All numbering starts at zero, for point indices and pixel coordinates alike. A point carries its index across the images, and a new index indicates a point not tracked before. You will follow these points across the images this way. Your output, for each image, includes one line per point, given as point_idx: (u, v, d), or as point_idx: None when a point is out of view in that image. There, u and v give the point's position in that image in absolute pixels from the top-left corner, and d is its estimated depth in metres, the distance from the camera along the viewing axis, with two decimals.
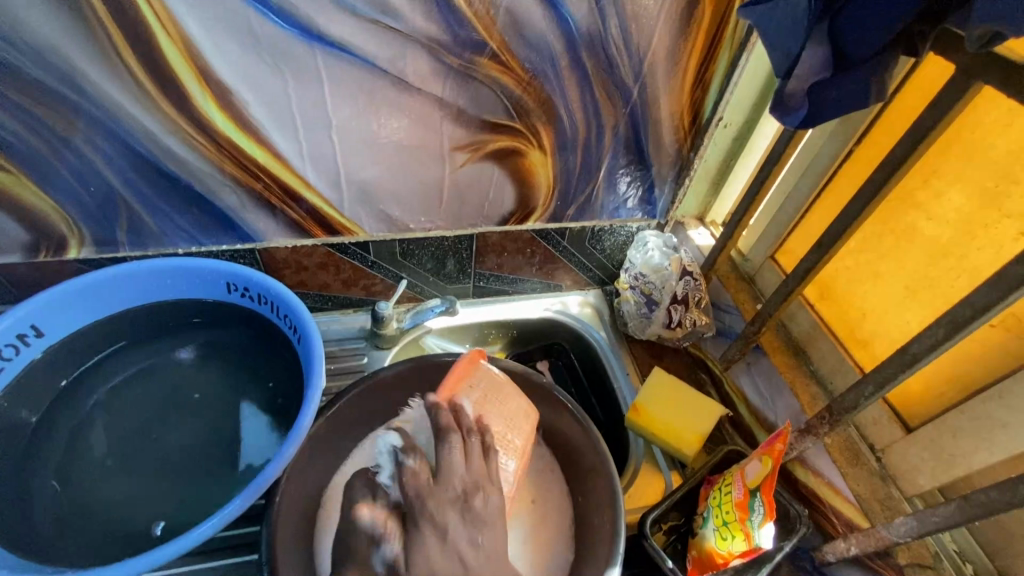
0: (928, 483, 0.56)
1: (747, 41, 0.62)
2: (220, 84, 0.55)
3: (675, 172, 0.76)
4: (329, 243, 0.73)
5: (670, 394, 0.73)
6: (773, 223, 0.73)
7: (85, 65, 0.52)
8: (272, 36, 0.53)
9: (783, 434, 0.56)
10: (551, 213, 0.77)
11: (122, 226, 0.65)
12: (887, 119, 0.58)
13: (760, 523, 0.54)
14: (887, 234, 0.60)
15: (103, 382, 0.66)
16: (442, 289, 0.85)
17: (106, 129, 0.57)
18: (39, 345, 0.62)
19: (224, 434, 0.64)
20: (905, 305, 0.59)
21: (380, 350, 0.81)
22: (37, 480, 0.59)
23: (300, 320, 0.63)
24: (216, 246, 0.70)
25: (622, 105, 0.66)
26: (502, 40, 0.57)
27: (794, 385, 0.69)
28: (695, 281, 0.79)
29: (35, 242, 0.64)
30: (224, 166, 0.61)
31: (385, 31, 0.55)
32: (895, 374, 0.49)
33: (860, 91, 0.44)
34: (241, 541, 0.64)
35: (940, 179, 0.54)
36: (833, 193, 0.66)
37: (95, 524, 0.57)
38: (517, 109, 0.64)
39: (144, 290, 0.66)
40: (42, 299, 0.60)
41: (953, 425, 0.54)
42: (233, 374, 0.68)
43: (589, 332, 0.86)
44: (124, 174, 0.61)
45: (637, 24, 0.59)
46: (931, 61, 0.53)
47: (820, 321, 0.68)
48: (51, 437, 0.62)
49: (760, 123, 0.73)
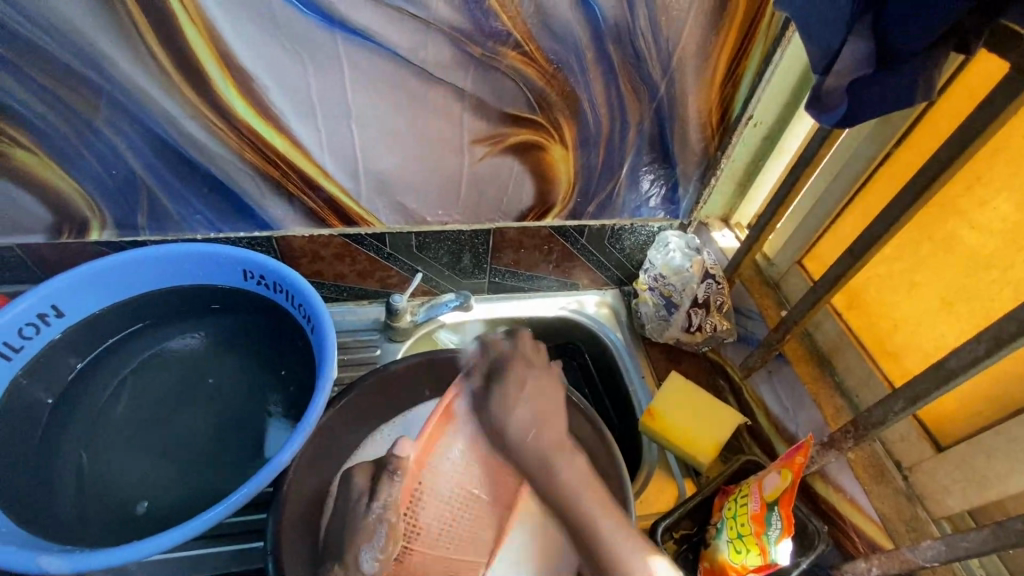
0: (958, 505, 0.54)
1: (783, 35, 0.59)
2: (241, 70, 0.55)
3: (700, 172, 0.74)
4: (345, 234, 0.73)
5: (686, 399, 0.71)
6: (800, 227, 0.70)
7: (109, 48, 0.52)
8: (294, 22, 0.52)
9: (804, 446, 0.53)
10: (571, 210, 0.75)
11: (143, 210, 0.66)
12: (929, 120, 0.55)
13: (777, 539, 0.52)
14: (925, 242, 0.57)
15: (118, 365, 0.66)
16: (457, 283, 0.84)
17: (128, 114, 0.57)
18: (58, 325, 0.63)
19: (234, 421, 0.64)
20: (941, 318, 0.56)
21: (393, 343, 0.81)
22: (52, 459, 0.60)
23: (315, 310, 0.63)
24: (235, 233, 0.70)
25: (648, 100, 0.64)
26: (527, 31, 0.56)
27: (818, 396, 0.66)
28: (717, 284, 0.76)
29: (58, 223, 0.65)
30: (244, 154, 0.61)
31: (407, 19, 0.53)
32: (929, 391, 0.46)
33: (905, 90, 0.42)
34: (249, 528, 0.64)
35: (985, 186, 0.51)
36: (867, 198, 0.63)
37: (105, 506, 0.58)
38: (540, 102, 0.62)
39: (161, 275, 0.66)
40: (61, 279, 0.61)
41: (989, 446, 0.51)
42: (247, 361, 0.68)
43: (605, 333, 0.84)
44: (145, 159, 0.61)
45: (667, 17, 0.57)
46: (982, 59, 0.49)
47: (847, 330, 0.66)
48: (67, 416, 0.63)
49: (792, 122, 0.70)
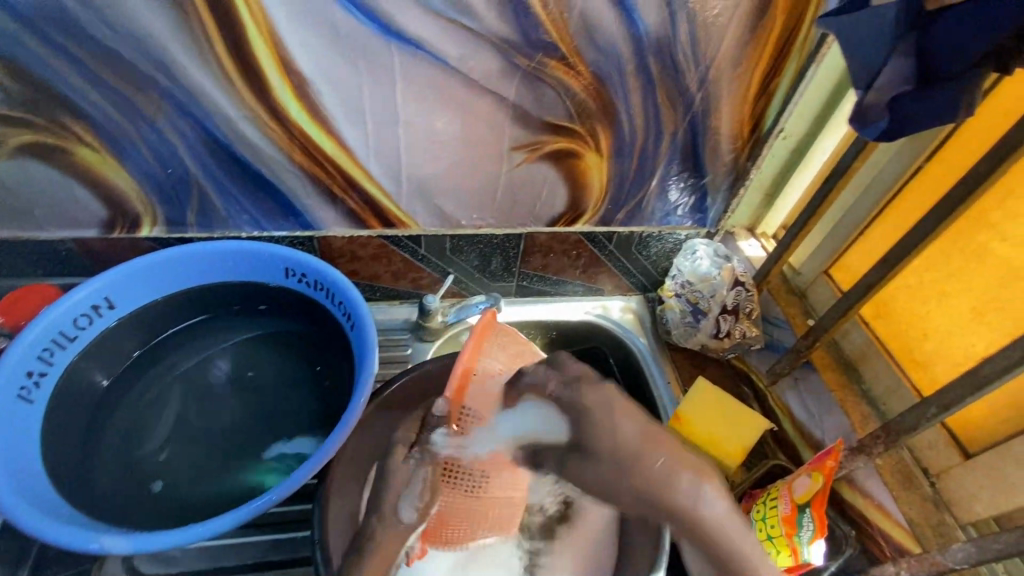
0: (985, 511, 0.54)
1: (819, 50, 0.62)
2: (298, 74, 0.57)
3: (729, 182, 0.76)
4: (384, 235, 0.75)
5: (713, 404, 0.72)
6: (829, 237, 0.72)
7: (176, 52, 0.55)
8: (351, 30, 0.54)
9: (835, 450, 0.55)
10: (601, 217, 0.77)
11: (193, 208, 0.68)
12: (961, 137, 0.57)
13: (809, 539, 0.53)
14: (956, 254, 0.59)
15: (163, 359, 0.69)
16: (486, 286, 0.86)
17: (188, 116, 0.60)
18: (111, 315, 0.65)
19: (272, 414, 0.67)
20: (971, 328, 0.58)
21: (423, 343, 0.83)
22: (104, 447, 0.62)
23: (355, 308, 0.65)
24: (278, 232, 0.73)
25: (683, 112, 0.66)
26: (572, 43, 0.58)
27: (844, 402, 0.68)
28: (747, 292, 0.78)
29: (112, 218, 0.68)
30: (294, 155, 0.64)
31: (459, 29, 0.56)
32: (962, 398, 0.48)
33: (946, 106, 0.43)
34: (288, 517, 0.66)
35: (1017, 200, 0.53)
36: (896, 210, 0.65)
37: (154, 490, 0.60)
38: (579, 112, 0.64)
39: (207, 271, 0.69)
40: (116, 272, 0.64)
41: (1018, 454, 0.52)
42: (286, 357, 0.70)
43: (630, 339, 0.86)
44: (200, 158, 0.64)
45: (706, 32, 0.59)
46: (1020, 78, 0.51)
47: (875, 339, 0.67)
48: (114, 405, 0.65)
49: (823, 133, 0.71)
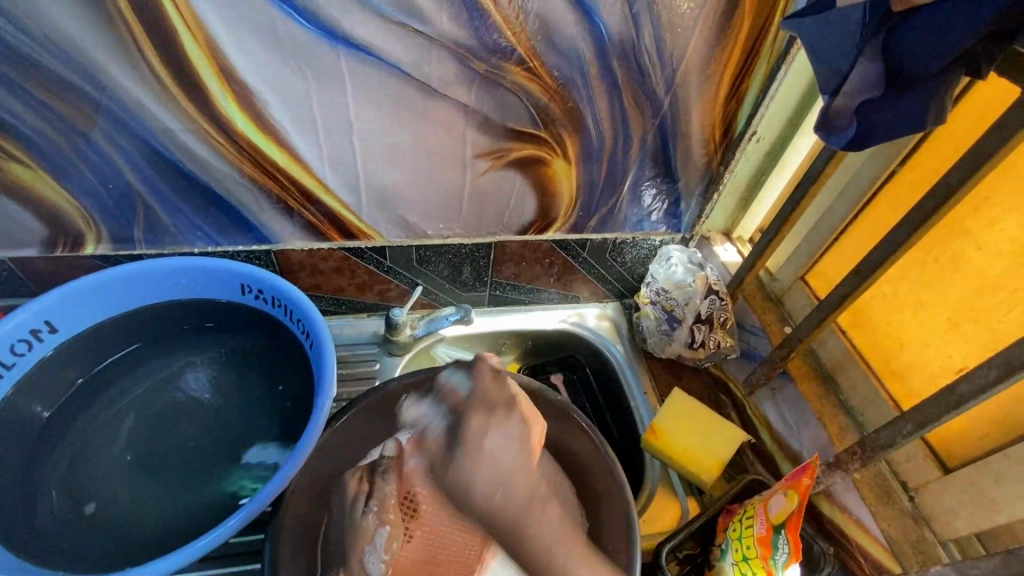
0: (965, 528, 0.53)
1: (788, 52, 0.59)
2: (241, 83, 0.54)
3: (703, 186, 0.74)
4: (345, 248, 0.72)
5: (689, 417, 0.70)
6: (805, 242, 0.70)
7: (106, 61, 0.51)
8: (295, 37, 0.51)
9: (810, 467, 0.53)
10: (573, 224, 0.75)
11: (140, 224, 0.65)
12: (935, 139, 0.55)
13: (784, 564, 0.51)
14: (930, 261, 0.57)
15: (108, 383, 0.65)
16: (457, 297, 0.83)
17: (125, 127, 0.56)
18: (51, 341, 0.62)
19: (227, 439, 0.63)
20: (947, 339, 0.56)
21: (392, 357, 0.80)
22: (49, 479, 0.59)
23: (313, 325, 0.62)
24: (233, 247, 0.69)
25: (651, 116, 0.64)
26: (530, 46, 0.55)
27: (822, 414, 0.65)
28: (720, 301, 0.76)
29: (52, 236, 0.64)
30: (242, 167, 0.60)
31: (410, 33, 0.53)
32: (937, 416, 0.46)
33: (916, 113, 0.41)
34: (244, 549, 0.64)
35: (992, 207, 0.51)
36: (872, 215, 0.63)
37: (100, 526, 0.57)
38: (543, 117, 0.62)
39: (156, 292, 0.65)
40: (55, 295, 0.60)
41: (997, 470, 0.50)
42: (242, 377, 0.67)
43: (606, 348, 0.84)
44: (142, 172, 0.60)
45: (671, 33, 0.56)
46: (991, 83, 0.49)
47: (852, 347, 0.65)
48: (58, 434, 0.62)
49: (796, 135, 0.69)
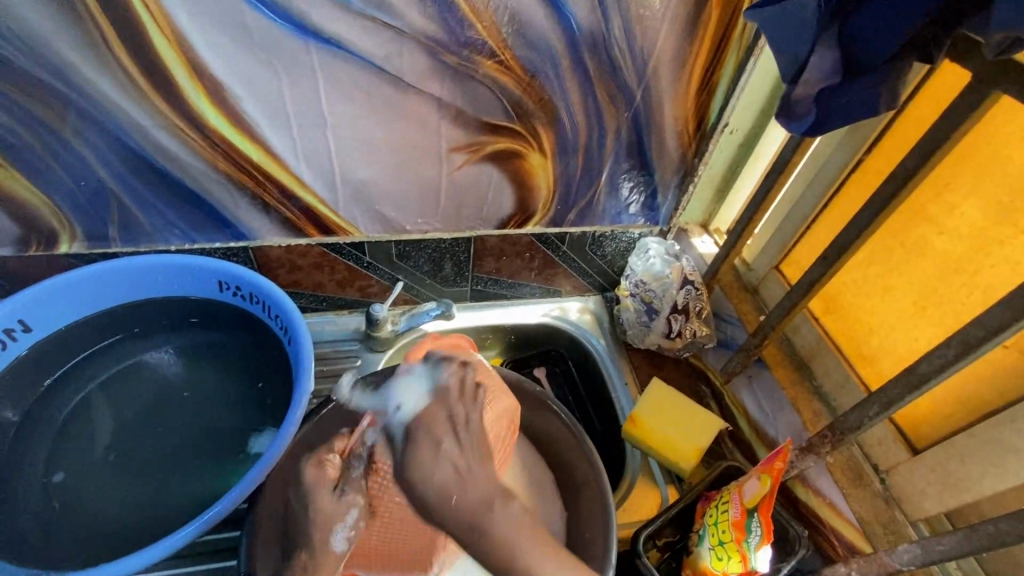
0: (934, 508, 0.54)
1: (755, 45, 0.60)
2: (212, 79, 0.54)
3: (678, 179, 0.74)
4: (323, 244, 0.72)
5: (668, 406, 0.71)
6: (778, 233, 0.71)
7: (73, 57, 0.51)
8: (265, 31, 0.52)
9: (783, 452, 0.54)
10: (551, 218, 0.75)
11: (114, 221, 0.65)
12: (898, 127, 0.56)
13: (757, 545, 0.53)
14: (896, 248, 0.58)
15: (86, 382, 0.65)
16: (438, 292, 0.84)
17: (96, 124, 0.56)
18: (26, 340, 0.62)
19: (209, 436, 0.63)
20: (913, 323, 0.57)
21: (374, 353, 0.81)
22: (22, 480, 0.59)
23: (291, 320, 0.62)
24: (210, 244, 0.69)
25: (625, 108, 0.64)
26: (501, 40, 0.56)
27: (796, 400, 0.66)
28: (696, 291, 0.77)
29: (25, 235, 0.63)
30: (216, 163, 0.60)
31: (381, 27, 0.53)
32: (900, 396, 0.47)
33: (873, 99, 0.42)
34: (224, 545, 0.64)
35: (953, 193, 0.52)
36: (841, 203, 0.64)
37: (75, 524, 0.57)
38: (517, 111, 0.62)
39: (133, 289, 0.65)
40: (28, 294, 0.60)
41: (962, 449, 0.51)
42: (223, 375, 0.67)
43: (588, 340, 0.84)
44: (115, 169, 0.60)
45: (641, 26, 0.57)
46: (949, 69, 0.50)
47: (824, 335, 0.66)
48: (34, 435, 0.61)
49: (768, 127, 0.70)
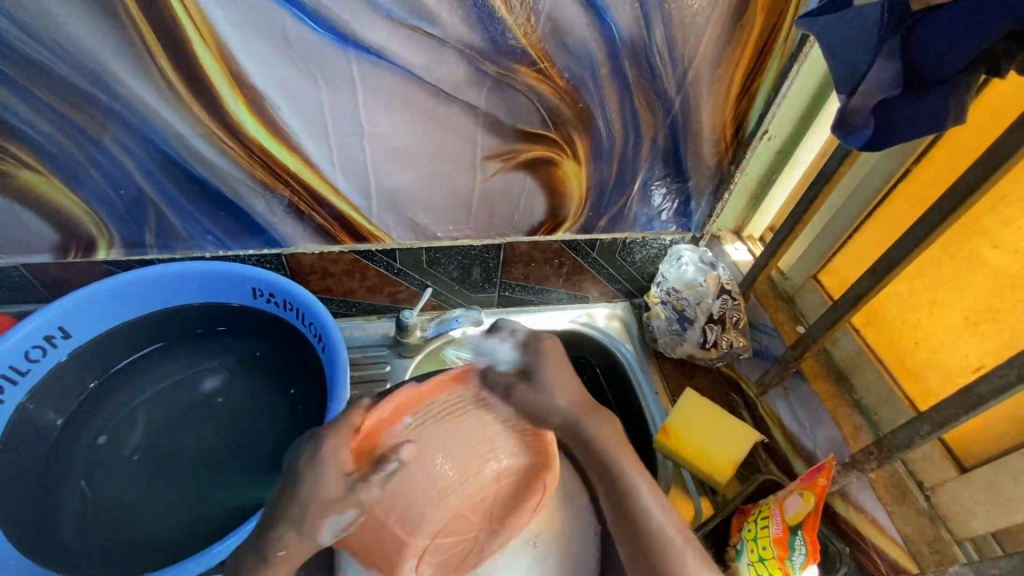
0: (982, 527, 0.53)
1: (800, 50, 0.59)
2: (252, 89, 0.54)
3: (713, 185, 0.73)
4: (355, 250, 0.72)
5: (701, 416, 0.70)
6: (816, 242, 0.70)
7: (119, 69, 0.51)
8: (305, 40, 0.51)
9: (826, 467, 0.53)
10: (582, 224, 0.74)
11: (151, 227, 0.65)
12: (953, 138, 0.54)
13: (802, 565, 0.51)
14: (946, 261, 0.57)
15: (125, 388, 0.66)
16: (467, 298, 0.83)
17: (136, 133, 0.56)
18: (65, 346, 0.62)
19: (240, 442, 0.63)
20: (963, 337, 0.56)
21: (403, 359, 0.80)
22: (61, 486, 0.59)
23: (326, 328, 0.61)
24: (244, 251, 0.69)
25: (662, 116, 0.63)
26: (541, 48, 0.55)
27: (836, 414, 0.66)
28: (732, 300, 0.76)
29: (64, 243, 0.64)
30: (254, 172, 0.61)
31: (422, 36, 0.53)
32: (956, 416, 0.45)
33: (938, 112, 0.41)
34: None
35: (1009, 207, 0.51)
36: (886, 213, 0.63)
37: (115, 530, 0.58)
38: (553, 118, 0.61)
39: (167, 296, 0.65)
40: (65, 302, 0.60)
41: (1014, 470, 0.50)
42: (255, 381, 0.67)
43: (617, 348, 0.83)
44: (153, 176, 0.60)
45: (683, 32, 0.56)
46: (1007, 80, 0.49)
47: (866, 347, 0.65)
48: (77, 439, 0.62)
49: (808, 133, 0.68)
